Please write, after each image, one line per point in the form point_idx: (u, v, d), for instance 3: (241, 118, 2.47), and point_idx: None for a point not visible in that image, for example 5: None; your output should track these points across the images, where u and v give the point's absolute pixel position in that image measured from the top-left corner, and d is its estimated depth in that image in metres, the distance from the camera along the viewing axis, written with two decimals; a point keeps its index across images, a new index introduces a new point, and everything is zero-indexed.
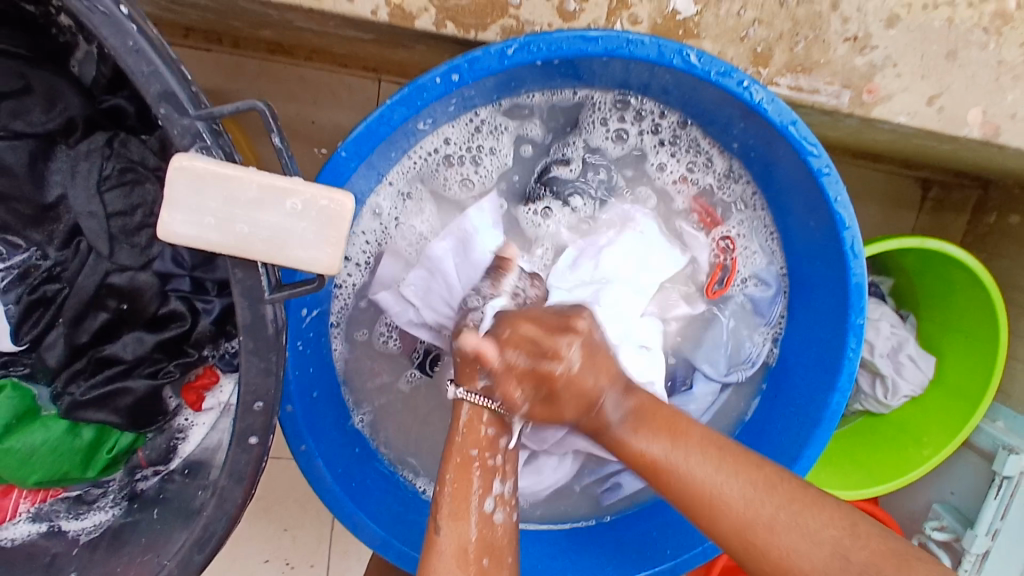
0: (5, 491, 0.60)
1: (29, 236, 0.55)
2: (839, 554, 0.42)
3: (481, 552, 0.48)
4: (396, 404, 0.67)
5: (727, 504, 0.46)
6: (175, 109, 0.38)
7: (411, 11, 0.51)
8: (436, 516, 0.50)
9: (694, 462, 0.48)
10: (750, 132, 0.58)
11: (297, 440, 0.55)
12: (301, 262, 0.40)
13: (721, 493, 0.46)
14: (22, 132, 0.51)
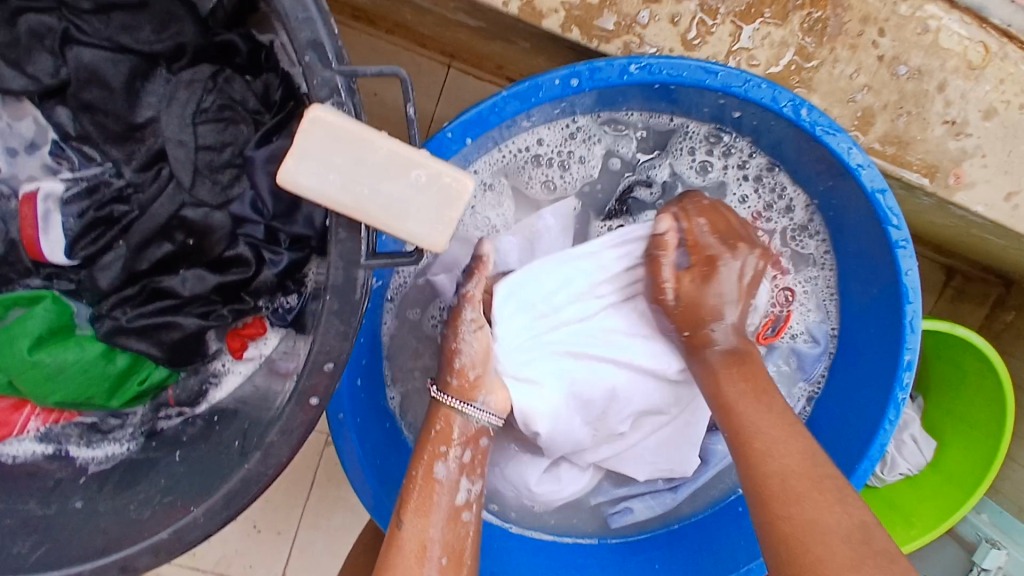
0: (19, 405, 0.59)
1: (107, 151, 0.54)
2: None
3: (442, 552, 0.51)
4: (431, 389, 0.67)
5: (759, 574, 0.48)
6: (320, 60, 0.38)
7: (541, 9, 0.51)
8: (401, 511, 0.51)
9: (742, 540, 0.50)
10: (835, 191, 0.59)
11: (337, 407, 0.55)
12: (412, 235, 0.40)
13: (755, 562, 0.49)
14: (129, 48, 0.51)
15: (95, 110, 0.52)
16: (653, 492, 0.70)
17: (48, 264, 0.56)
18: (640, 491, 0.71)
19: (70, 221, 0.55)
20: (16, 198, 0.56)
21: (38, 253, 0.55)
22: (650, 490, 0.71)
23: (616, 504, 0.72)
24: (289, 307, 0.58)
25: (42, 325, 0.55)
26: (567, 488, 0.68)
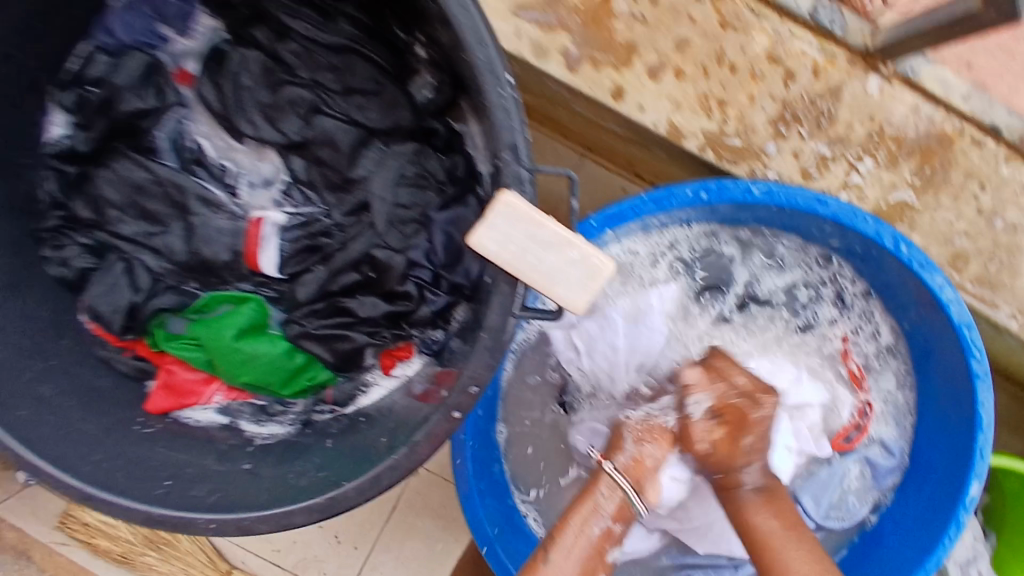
0: (209, 380, 0.74)
1: (324, 197, 0.69)
2: None
3: None
4: (532, 438, 0.77)
5: None
6: (515, 159, 0.51)
7: (683, 132, 0.62)
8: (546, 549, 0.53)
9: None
10: (925, 319, 0.64)
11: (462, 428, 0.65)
12: (558, 298, 0.51)
13: None
14: (358, 122, 0.66)
15: (324, 164, 0.68)
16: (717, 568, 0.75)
17: (259, 274, 0.71)
18: (704, 564, 0.76)
19: (286, 244, 0.71)
20: (245, 219, 0.71)
21: (256, 264, 0.70)
22: (716, 565, 0.76)
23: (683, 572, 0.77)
24: (435, 340, 0.68)
25: (246, 320, 0.70)
26: (633, 547, 0.74)
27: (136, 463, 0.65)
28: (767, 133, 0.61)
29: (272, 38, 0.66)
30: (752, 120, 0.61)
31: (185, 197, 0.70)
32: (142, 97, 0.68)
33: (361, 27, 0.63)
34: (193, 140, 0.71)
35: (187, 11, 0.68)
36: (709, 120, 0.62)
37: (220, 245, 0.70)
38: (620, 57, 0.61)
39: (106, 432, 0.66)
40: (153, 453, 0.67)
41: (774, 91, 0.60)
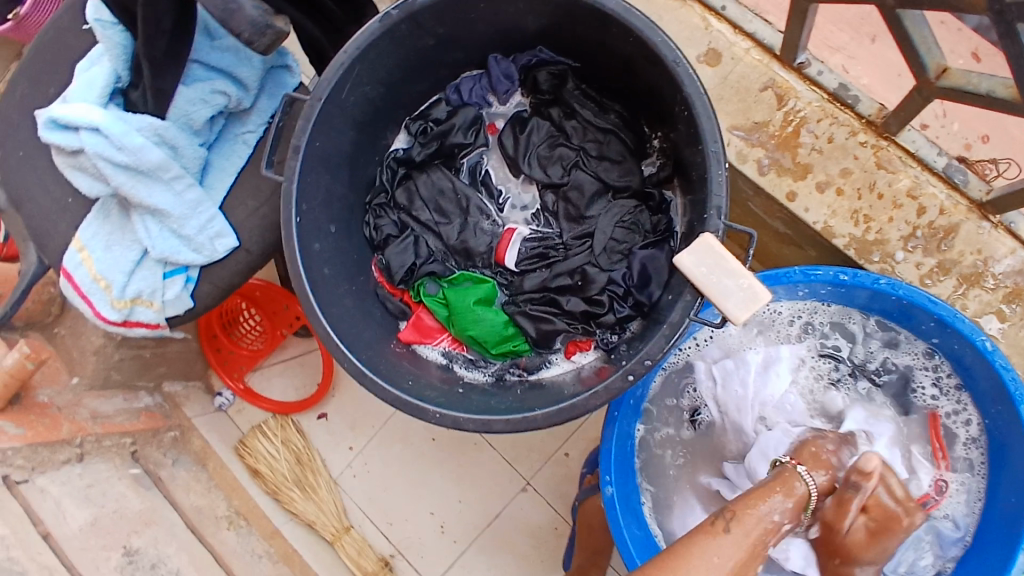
0: (442, 330, 1.02)
1: (560, 223, 0.99)
2: None
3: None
4: (662, 444, 0.97)
5: None
6: (717, 215, 0.78)
7: (834, 232, 0.86)
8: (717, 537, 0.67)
9: None
10: (1003, 415, 0.81)
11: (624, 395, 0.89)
12: (726, 309, 0.75)
13: None
14: (600, 179, 0.96)
15: (568, 201, 0.98)
16: None
17: (501, 266, 1.01)
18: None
19: (524, 249, 1.00)
20: (502, 228, 1.02)
21: (502, 257, 1.00)
22: None
23: None
24: (611, 341, 0.95)
25: (482, 293, 0.99)
26: None
27: (390, 366, 0.94)
28: (898, 246, 0.84)
29: (561, 115, 0.99)
30: (888, 234, 0.84)
31: (468, 203, 1.02)
32: (464, 135, 1.03)
33: (624, 121, 0.96)
34: (485, 169, 1.05)
35: (511, 89, 1.01)
36: (855, 228, 0.86)
37: (481, 241, 1.01)
38: (798, 172, 0.87)
39: (374, 342, 0.97)
40: (400, 365, 0.96)
41: (909, 218, 0.84)
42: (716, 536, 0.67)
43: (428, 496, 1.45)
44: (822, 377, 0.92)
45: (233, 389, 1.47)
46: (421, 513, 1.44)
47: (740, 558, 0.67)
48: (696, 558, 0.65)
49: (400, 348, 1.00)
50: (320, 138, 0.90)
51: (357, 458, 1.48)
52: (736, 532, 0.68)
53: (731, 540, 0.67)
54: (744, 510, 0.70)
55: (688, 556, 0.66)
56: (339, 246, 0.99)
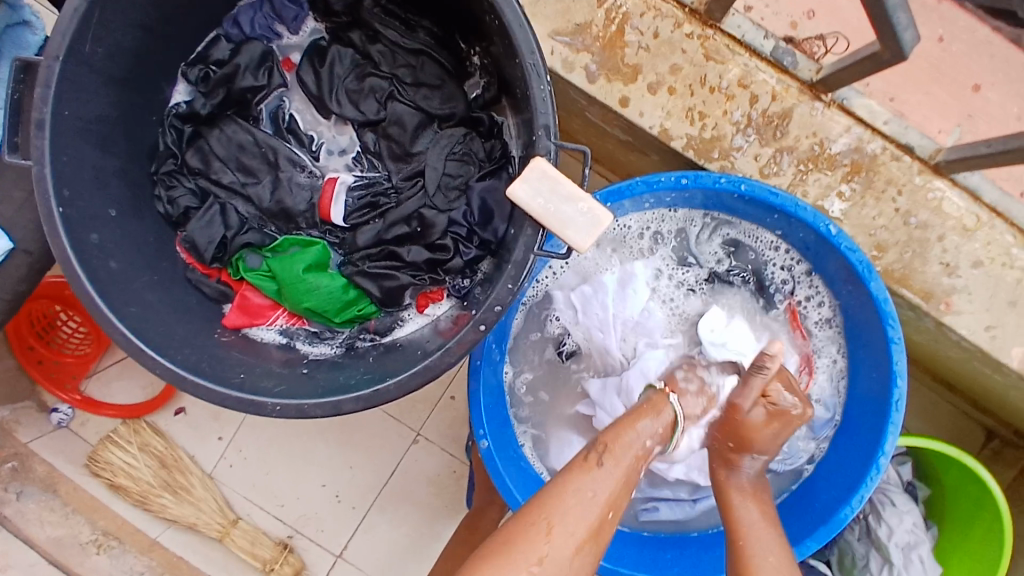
0: (275, 307, 0.90)
1: (387, 165, 0.88)
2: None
3: (609, 507, 0.57)
4: (531, 383, 0.92)
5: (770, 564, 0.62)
6: (547, 135, 0.70)
7: (672, 135, 0.82)
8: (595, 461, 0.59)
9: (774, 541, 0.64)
10: (853, 294, 0.82)
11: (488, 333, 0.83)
12: (569, 238, 0.70)
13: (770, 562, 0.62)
14: (422, 108, 0.85)
15: (390, 139, 0.86)
16: (676, 501, 0.94)
17: (329, 223, 0.89)
18: (667, 497, 0.94)
19: (351, 200, 0.88)
20: (322, 178, 0.89)
21: (327, 214, 0.88)
22: (676, 498, 0.94)
23: (648, 503, 0.95)
24: (463, 286, 0.87)
25: (312, 257, 0.87)
26: None
27: (217, 359, 0.83)
28: (735, 140, 0.81)
29: (364, 39, 0.86)
30: (723, 129, 0.81)
31: (276, 156, 0.88)
32: (254, 75, 0.87)
33: (436, 39, 0.84)
34: (289, 113, 0.91)
35: (299, 15, 0.89)
36: (692, 127, 0.81)
37: (300, 198, 0.88)
38: (628, 75, 0.81)
39: (194, 334, 0.84)
40: (229, 355, 0.84)
41: (743, 109, 0.80)
42: (590, 471, 0.58)
43: (320, 466, 1.33)
44: (682, 286, 0.90)
45: (68, 401, 1.25)
46: (311, 485, 1.32)
47: (617, 488, 0.58)
48: (570, 494, 0.56)
49: (227, 336, 0.87)
50: (67, 104, 0.72)
51: (230, 445, 1.32)
52: (609, 464, 0.59)
53: (605, 473, 0.58)
54: (616, 438, 0.60)
55: (562, 493, 0.57)
56: (127, 230, 0.83)
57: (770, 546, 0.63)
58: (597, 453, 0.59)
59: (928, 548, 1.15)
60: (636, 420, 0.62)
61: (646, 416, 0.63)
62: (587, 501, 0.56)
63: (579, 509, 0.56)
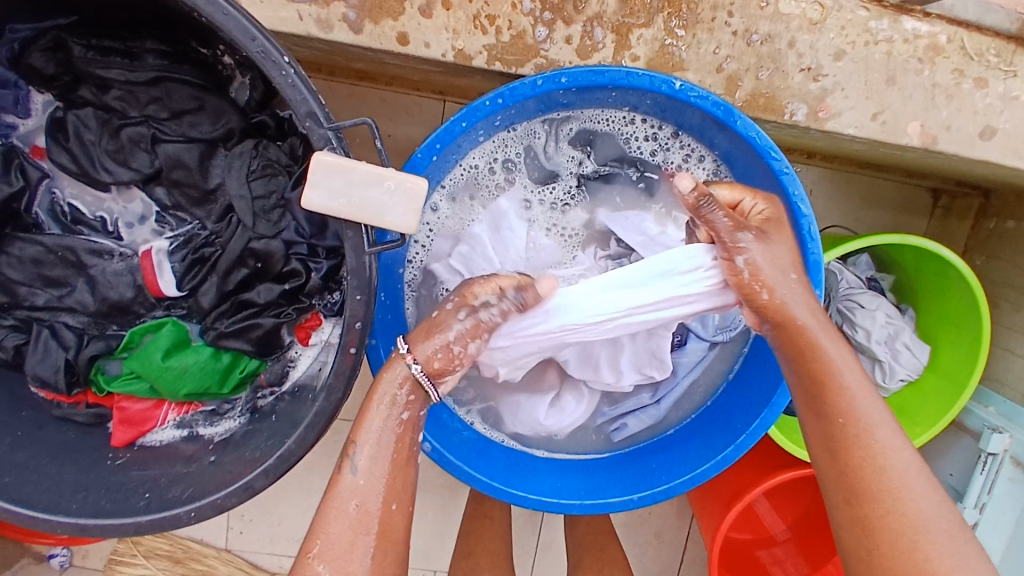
0: (158, 404, 0.82)
1: (194, 212, 0.77)
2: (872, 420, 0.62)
3: (391, 499, 0.60)
4: None
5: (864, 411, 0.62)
6: (315, 122, 0.58)
7: (470, 53, 0.71)
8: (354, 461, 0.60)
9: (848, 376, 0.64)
10: (727, 138, 0.75)
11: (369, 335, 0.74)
12: (393, 226, 0.60)
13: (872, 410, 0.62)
14: (196, 138, 0.73)
15: (181, 185, 0.75)
16: (642, 408, 0.87)
17: (166, 298, 0.80)
18: (631, 409, 0.87)
19: (176, 265, 0.79)
20: (137, 256, 0.79)
21: (158, 290, 0.78)
22: (640, 406, 0.87)
23: (615, 422, 0.88)
24: (335, 302, 0.79)
25: (168, 340, 0.78)
26: (569, 415, 0.85)
27: (116, 488, 0.74)
28: (538, 30, 0.70)
29: (95, 92, 0.73)
30: (520, 24, 0.70)
31: (76, 254, 0.78)
32: (5, 181, 0.75)
33: (168, 58, 0.72)
34: (66, 203, 0.79)
35: (18, 95, 0.75)
36: (488, 36, 0.70)
37: (123, 285, 0.78)
38: (393, 7, 0.69)
39: (85, 473, 0.75)
40: (130, 477, 0.76)
41: None
42: (342, 479, 0.59)
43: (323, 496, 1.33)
44: (557, 205, 0.81)
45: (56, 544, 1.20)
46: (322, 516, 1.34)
47: (387, 486, 0.60)
48: (332, 516, 0.58)
49: (122, 455, 0.79)
50: None
51: (231, 516, 1.34)
52: (362, 457, 0.59)
53: (366, 479, 0.59)
54: (357, 429, 0.60)
55: (326, 515, 0.58)
56: None
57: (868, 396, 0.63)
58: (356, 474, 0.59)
59: (909, 333, 1.13)
60: (377, 401, 0.60)
61: (381, 396, 0.60)
62: (348, 508, 0.58)
63: (358, 530, 0.58)
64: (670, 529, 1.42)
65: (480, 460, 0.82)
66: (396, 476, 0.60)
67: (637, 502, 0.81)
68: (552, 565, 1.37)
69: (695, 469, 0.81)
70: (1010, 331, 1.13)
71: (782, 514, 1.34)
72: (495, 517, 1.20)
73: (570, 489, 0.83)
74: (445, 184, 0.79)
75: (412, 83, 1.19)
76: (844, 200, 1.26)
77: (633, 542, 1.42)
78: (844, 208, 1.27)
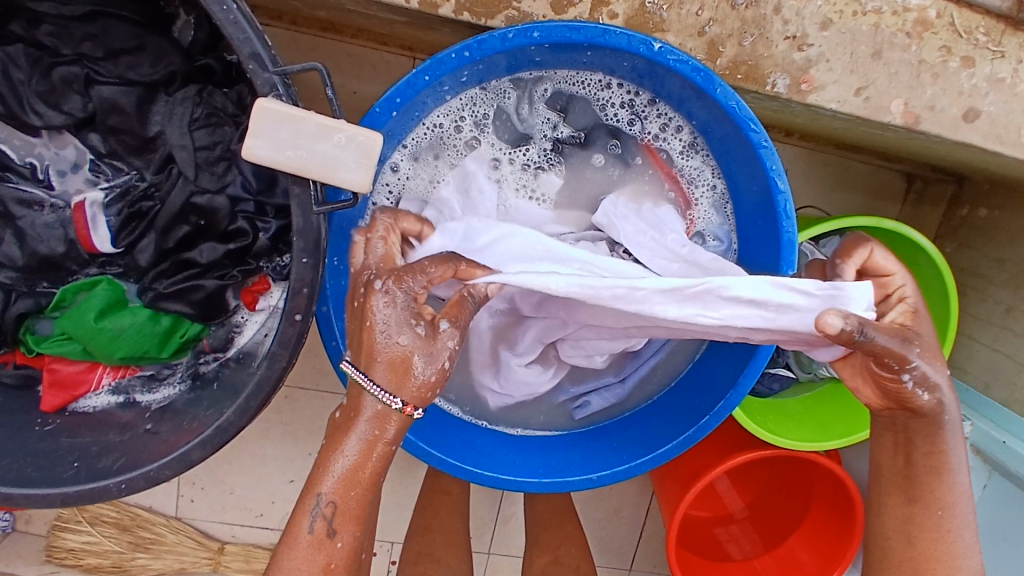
0: (92, 367, 0.77)
1: (132, 163, 0.71)
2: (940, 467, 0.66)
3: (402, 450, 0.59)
4: None
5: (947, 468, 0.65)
6: (259, 66, 0.53)
7: (436, 1, 0.66)
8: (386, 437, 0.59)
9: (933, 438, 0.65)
10: (704, 107, 0.71)
11: (321, 301, 0.70)
12: (341, 183, 0.55)
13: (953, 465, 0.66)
14: (135, 80, 0.67)
15: (118, 132, 0.69)
16: (605, 386, 0.84)
17: (102, 256, 0.74)
18: (595, 387, 0.84)
19: (112, 219, 0.72)
20: (69, 207, 0.73)
21: (92, 245, 0.72)
22: (604, 384, 0.84)
23: (577, 400, 0.86)
24: (284, 265, 0.74)
25: (102, 300, 0.73)
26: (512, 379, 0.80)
27: (44, 454, 0.69)
28: None
29: (25, 25, 0.66)
30: None
31: (3, 203, 0.71)
32: None
33: None
34: None
35: None
36: None
37: (54, 239, 0.72)
38: None
39: (10, 437, 0.70)
40: (59, 444, 0.71)
41: None
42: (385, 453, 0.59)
43: (284, 464, 1.29)
44: (529, 166, 0.76)
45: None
46: (277, 484, 1.30)
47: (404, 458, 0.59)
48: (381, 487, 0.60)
49: (51, 420, 0.74)
50: None
51: (182, 483, 1.29)
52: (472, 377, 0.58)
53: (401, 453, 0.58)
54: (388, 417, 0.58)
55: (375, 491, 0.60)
56: None
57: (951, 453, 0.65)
58: (320, 520, 0.57)
59: None
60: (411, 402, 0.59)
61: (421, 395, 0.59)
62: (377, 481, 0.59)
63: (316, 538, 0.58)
64: (630, 506, 1.41)
65: (434, 433, 0.79)
66: (353, 522, 0.59)
67: (596, 481, 0.78)
68: (509, 538, 1.35)
69: (656, 449, 0.79)
70: (973, 319, 1.13)
71: (741, 491, 1.34)
72: (455, 491, 1.17)
73: (529, 467, 0.80)
74: (407, 143, 0.74)
75: (379, 37, 1.12)
76: (820, 180, 1.24)
77: (592, 517, 1.41)
78: (820, 190, 1.25)
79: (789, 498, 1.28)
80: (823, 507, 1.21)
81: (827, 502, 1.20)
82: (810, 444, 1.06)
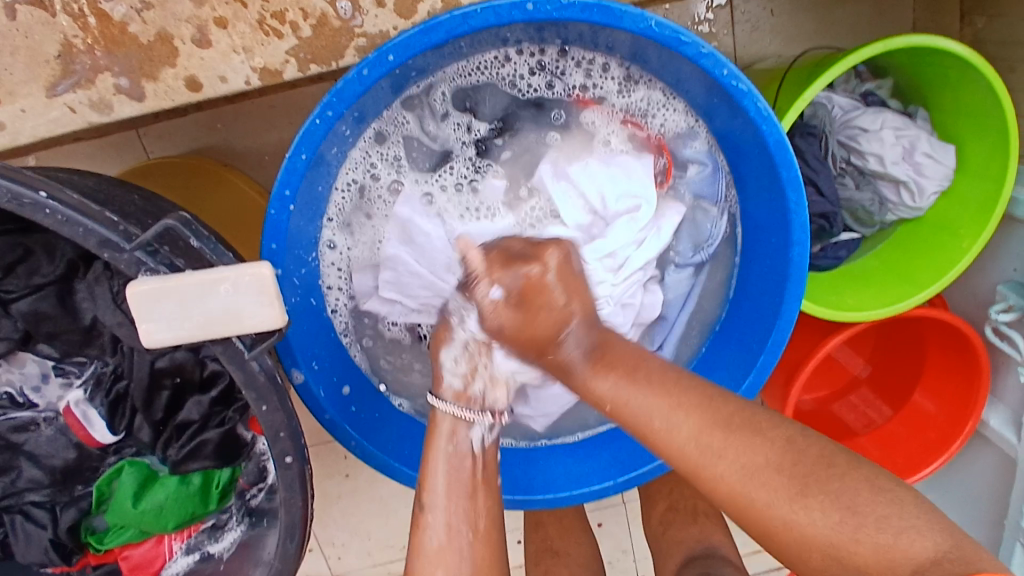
0: (158, 539, 0.78)
1: (88, 353, 0.70)
2: (699, 412, 0.54)
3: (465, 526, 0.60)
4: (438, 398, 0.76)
5: (681, 427, 0.53)
6: (115, 250, 0.48)
7: (276, 67, 0.59)
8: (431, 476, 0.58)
9: (654, 386, 0.56)
10: (617, 38, 0.60)
11: (319, 412, 0.65)
12: (253, 328, 0.50)
13: (681, 414, 0.54)
14: (43, 283, 0.63)
15: (59, 335, 0.67)
16: None
17: (111, 445, 0.74)
18: None
19: (101, 408, 0.71)
20: (60, 414, 0.72)
21: (95, 441, 0.73)
22: None
23: None
24: None
25: (133, 483, 0.73)
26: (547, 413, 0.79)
27: None
28: (340, 10, 0.58)
29: None
30: (317, 8, 0.57)
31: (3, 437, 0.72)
32: None
33: None
34: None
35: None
36: (286, 40, 0.58)
37: (62, 448, 0.73)
38: (163, 52, 0.58)
39: None
40: None
41: None
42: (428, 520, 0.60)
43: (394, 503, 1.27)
44: (462, 183, 0.70)
45: None
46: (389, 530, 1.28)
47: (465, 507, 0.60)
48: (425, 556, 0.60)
49: None
50: None
51: (319, 547, 1.28)
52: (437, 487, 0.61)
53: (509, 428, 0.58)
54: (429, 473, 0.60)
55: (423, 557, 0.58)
56: None
57: (644, 400, 0.55)
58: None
59: (927, 138, 0.96)
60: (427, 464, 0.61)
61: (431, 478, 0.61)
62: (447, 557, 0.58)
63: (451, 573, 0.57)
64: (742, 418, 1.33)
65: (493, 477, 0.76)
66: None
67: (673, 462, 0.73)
68: None
69: None
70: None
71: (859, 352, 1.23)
72: None
73: (603, 470, 0.75)
74: (332, 216, 0.67)
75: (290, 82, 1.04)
76: (812, 9, 1.05)
77: None
78: (814, 20, 1.06)
79: (907, 347, 1.16)
80: (942, 353, 1.09)
81: (941, 343, 1.08)
82: (901, 306, 0.93)
